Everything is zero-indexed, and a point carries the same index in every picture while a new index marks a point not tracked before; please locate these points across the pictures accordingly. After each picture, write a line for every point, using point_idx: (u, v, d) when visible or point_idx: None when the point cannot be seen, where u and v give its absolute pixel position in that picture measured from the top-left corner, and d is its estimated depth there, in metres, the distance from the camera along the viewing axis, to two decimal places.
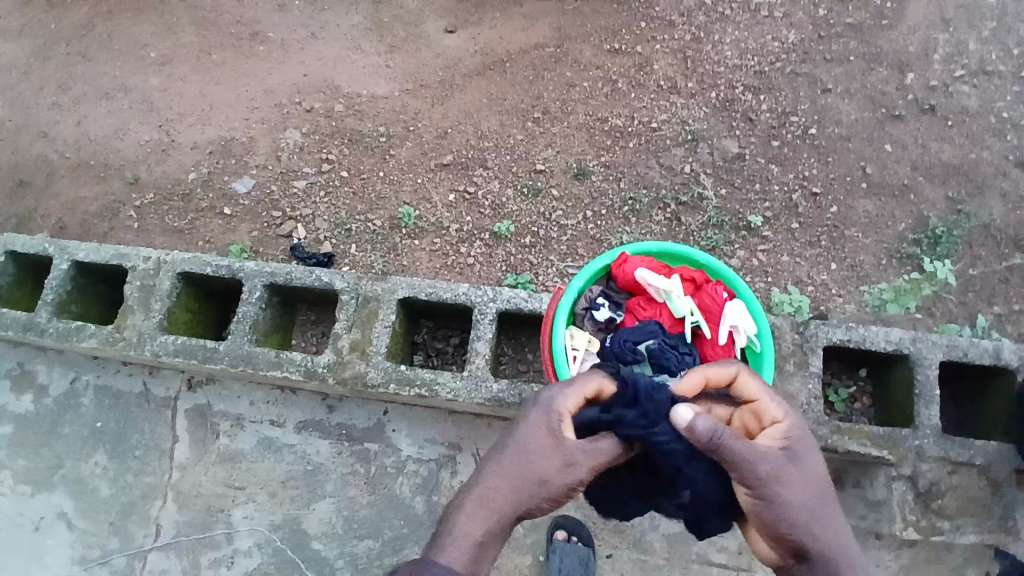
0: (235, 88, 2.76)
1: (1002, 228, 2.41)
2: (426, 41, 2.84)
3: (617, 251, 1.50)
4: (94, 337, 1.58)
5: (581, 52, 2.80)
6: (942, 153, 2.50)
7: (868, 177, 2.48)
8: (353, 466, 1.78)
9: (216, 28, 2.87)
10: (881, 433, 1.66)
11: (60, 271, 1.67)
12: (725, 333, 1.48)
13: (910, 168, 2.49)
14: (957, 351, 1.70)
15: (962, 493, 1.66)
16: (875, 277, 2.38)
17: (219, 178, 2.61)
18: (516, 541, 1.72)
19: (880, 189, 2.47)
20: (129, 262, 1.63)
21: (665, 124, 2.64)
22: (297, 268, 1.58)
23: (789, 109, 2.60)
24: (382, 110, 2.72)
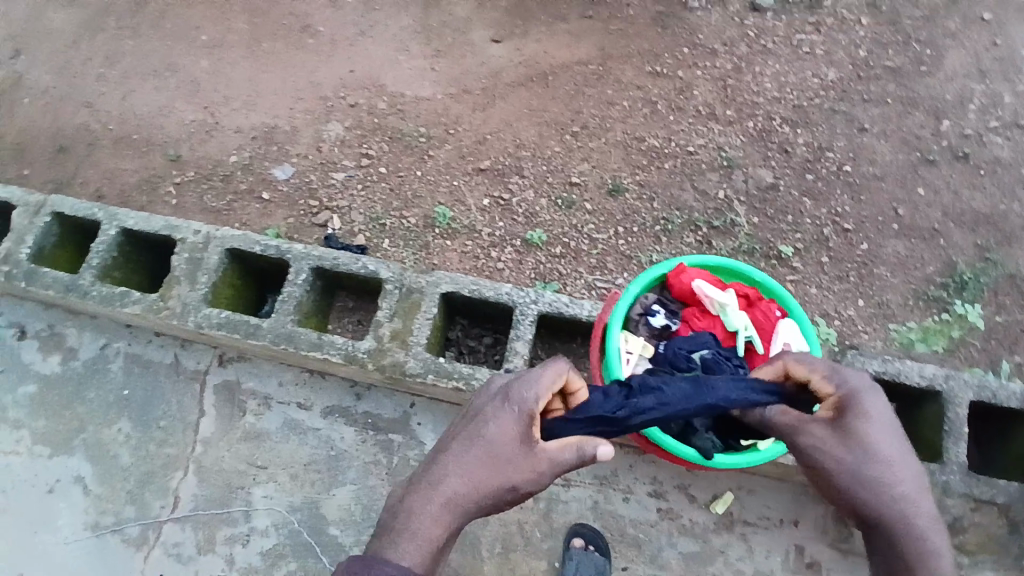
0: (282, 78, 2.82)
1: None
2: (472, 48, 2.89)
3: (676, 261, 1.54)
4: (139, 304, 1.60)
5: (623, 72, 2.85)
6: (973, 200, 2.53)
7: (900, 218, 2.51)
8: (377, 456, 1.80)
9: (269, 17, 2.94)
10: None
11: (109, 236, 1.70)
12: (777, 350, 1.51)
13: (941, 213, 2.51)
14: (987, 392, 1.71)
15: (981, 535, 1.67)
16: (902, 317, 2.39)
17: (260, 164, 2.65)
18: (533, 545, 1.72)
19: (911, 230, 2.50)
20: (179, 234, 1.65)
21: (701, 149, 2.68)
22: (343, 254, 1.61)
23: (825, 145, 2.64)
24: (424, 111, 2.76)
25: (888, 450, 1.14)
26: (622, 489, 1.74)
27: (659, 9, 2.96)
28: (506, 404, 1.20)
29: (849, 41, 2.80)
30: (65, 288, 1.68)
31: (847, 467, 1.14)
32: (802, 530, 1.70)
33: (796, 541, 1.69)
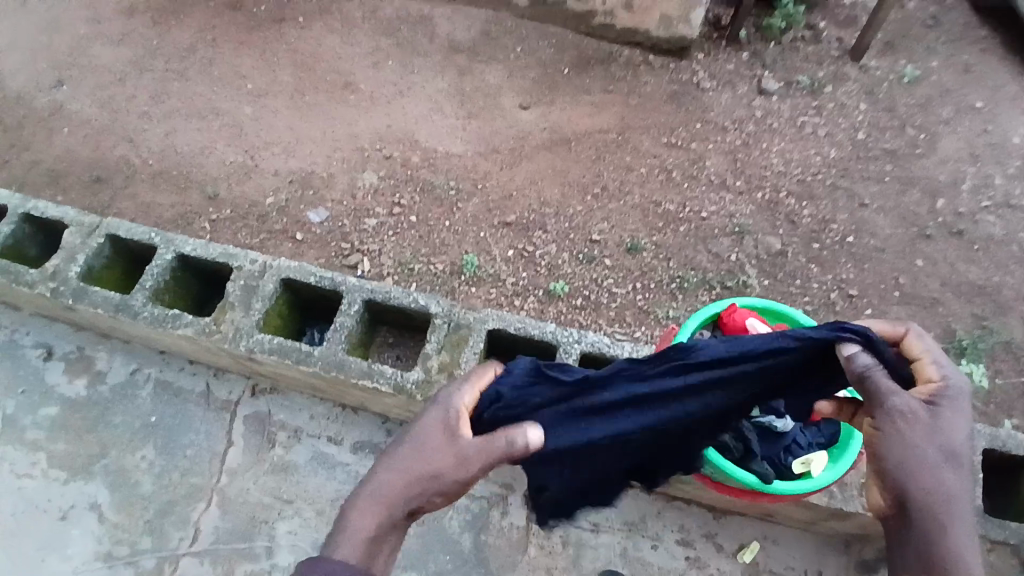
0: (322, 128, 2.99)
1: None
2: (501, 113, 3.10)
3: (726, 299, 1.65)
4: (191, 326, 1.64)
5: (641, 141, 3.06)
6: (969, 273, 2.70)
7: (901, 286, 2.66)
8: None
9: (313, 73, 3.16)
10: None
11: (164, 260, 1.76)
12: None
13: (939, 284, 2.67)
14: (999, 442, 1.78)
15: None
16: None
17: (295, 207, 2.76)
18: None
19: (912, 299, 2.64)
20: (236, 262, 1.73)
21: (714, 215, 2.85)
22: (395, 289, 1.69)
23: (829, 217, 2.82)
24: (455, 167, 2.93)
25: (961, 454, 1.10)
26: (650, 536, 1.75)
27: (674, 87, 3.22)
28: (436, 407, 1.26)
29: (848, 125, 3.06)
30: (114, 307, 1.71)
31: (927, 446, 1.09)
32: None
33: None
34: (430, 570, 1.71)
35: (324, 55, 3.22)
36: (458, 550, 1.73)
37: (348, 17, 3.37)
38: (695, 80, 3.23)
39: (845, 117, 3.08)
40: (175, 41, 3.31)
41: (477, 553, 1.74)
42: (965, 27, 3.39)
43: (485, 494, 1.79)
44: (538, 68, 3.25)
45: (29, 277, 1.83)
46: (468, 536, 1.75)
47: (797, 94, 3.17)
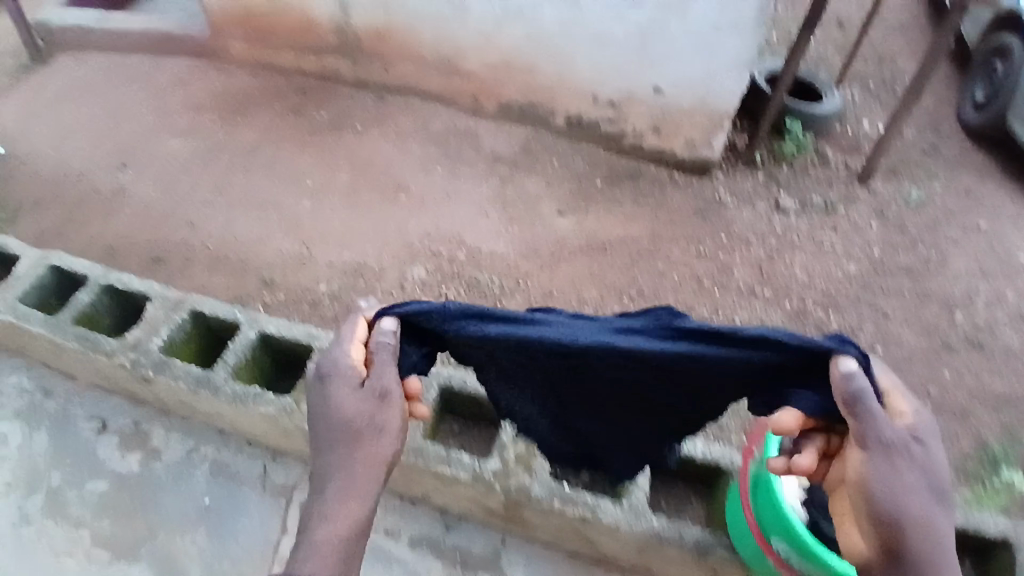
0: (374, 224, 3.19)
1: None
2: (541, 218, 3.34)
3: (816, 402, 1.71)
4: (274, 402, 1.70)
5: (672, 249, 3.27)
6: (996, 385, 2.79)
7: (931, 395, 2.74)
8: None
9: (369, 175, 3.44)
10: None
11: (248, 338, 1.84)
12: None
13: (968, 395, 2.75)
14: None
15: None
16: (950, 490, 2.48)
17: (347, 295, 2.88)
18: None
19: (942, 408, 2.71)
20: (318, 343, 1.81)
21: (745, 321, 2.98)
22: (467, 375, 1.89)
23: (854, 327, 2.96)
24: (498, 265, 3.10)
25: (936, 492, 1.19)
26: None
27: (700, 202, 3.48)
28: (334, 376, 1.43)
29: (863, 242, 3.29)
30: (196, 380, 1.77)
31: (911, 478, 1.17)
32: None
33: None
34: None
35: (380, 160, 3.51)
36: None
37: (396, 127, 3.71)
38: (718, 196, 3.50)
39: (859, 235, 3.32)
40: (243, 145, 3.65)
41: None
42: (965, 158, 3.74)
43: None
44: (573, 179, 3.52)
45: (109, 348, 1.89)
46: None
47: (810, 213, 3.44)
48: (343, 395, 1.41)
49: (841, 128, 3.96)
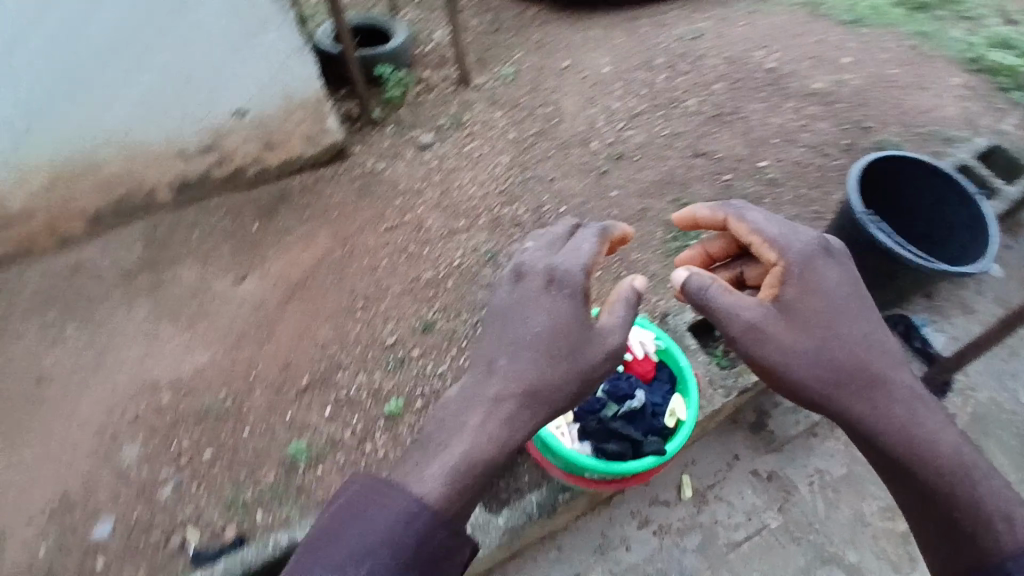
0: (42, 442, 2.41)
1: (682, 185, 3.20)
2: (220, 300, 2.86)
3: None
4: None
5: (366, 239, 3.05)
6: (684, 140, 3.37)
7: (614, 185, 3.23)
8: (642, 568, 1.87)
9: (26, 358, 2.63)
10: None
11: None
12: (639, 351, 1.62)
13: (654, 173, 3.26)
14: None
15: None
16: (693, 236, 3.03)
17: (71, 542, 2.18)
18: (628, 552, 1.89)
19: (657, 186, 3.21)
20: None
21: (464, 258, 2.99)
22: None
23: (539, 204, 3.16)
24: (213, 378, 2.63)
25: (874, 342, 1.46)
26: (621, 542, 1.91)
27: (343, 172, 3.27)
28: (533, 308, 1.49)
29: (519, 110, 3.53)
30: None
31: (859, 350, 1.44)
32: (794, 458, 2.06)
33: (800, 503, 1.99)
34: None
35: (66, 308, 2.77)
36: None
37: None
38: (354, 130, 3.47)
39: (489, 119, 3.50)
40: None
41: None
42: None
43: (647, 553, 1.89)
44: None
45: None
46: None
47: (438, 143, 3.40)
48: (518, 302, 1.52)
49: (418, 50, 3.90)
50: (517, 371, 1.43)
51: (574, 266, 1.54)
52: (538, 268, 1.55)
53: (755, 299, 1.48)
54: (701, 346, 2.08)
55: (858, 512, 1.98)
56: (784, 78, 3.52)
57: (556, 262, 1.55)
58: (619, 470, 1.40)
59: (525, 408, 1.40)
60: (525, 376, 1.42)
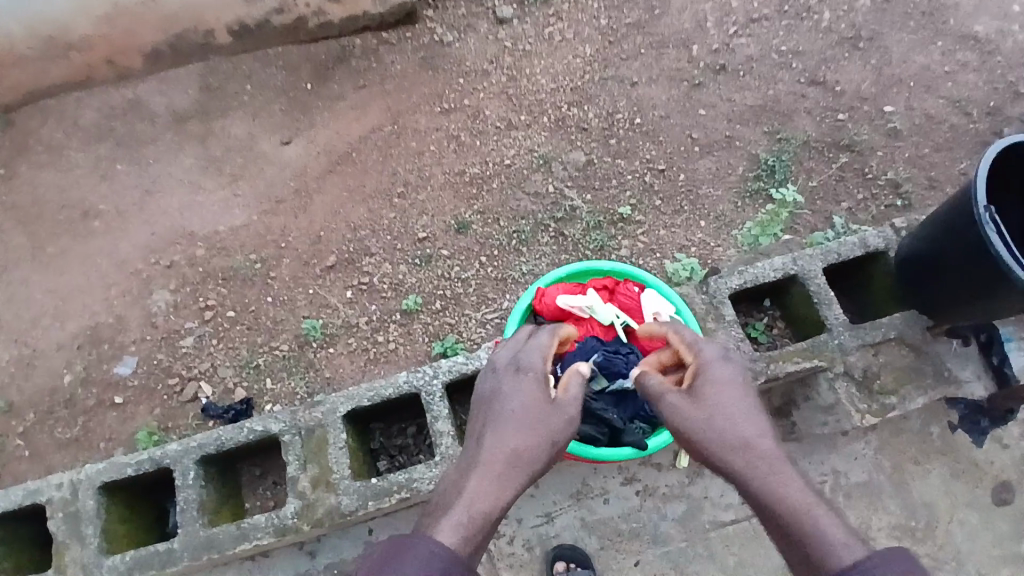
0: (83, 271, 2.53)
1: (784, 120, 2.72)
2: (265, 159, 2.73)
3: (532, 288, 1.48)
4: (261, 540, 1.39)
5: (417, 120, 2.78)
6: (803, 63, 2.80)
7: (704, 103, 2.76)
8: (615, 529, 1.78)
9: (77, 187, 2.69)
10: (817, 293, 1.63)
11: (293, 505, 1.43)
12: (651, 323, 1.50)
13: (755, 96, 2.76)
14: (833, 256, 1.68)
15: (893, 371, 1.60)
16: (781, 181, 2.59)
17: (97, 369, 2.34)
18: (605, 509, 1.79)
19: (754, 114, 2.73)
20: (269, 521, 1.41)
21: (516, 158, 2.69)
22: (369, 388, 1.55)
23: (612, 109, 2.76)
24: (245, 239, 2.59)
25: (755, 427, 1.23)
26: (600, 495, 1.80)
27: (407, 38, 2.93)
28: (503, 399, 1.22)
29: None
30: (70, 525, 1.38)
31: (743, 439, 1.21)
32: (815, 452, 1.85)
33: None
34: (657, 549, 1.76)
35: (118, 142, 2.77)
36: (671, 551, 1.76)
37: (36, 153, 2.76)
38: None
39: None
40: None
41: (673, 551, 1.76)
42: None
43: (622, 513, 1.79)
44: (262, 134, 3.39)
45: (259, 516, 1.40)
46: (537, 552, 1.76)
47: (521, 19, 2.93)
48: (484, 396, 1.26)
49: None
50: (500, 437, 1.16)
51: (536, 356, 1.30)
52: (501, 364, 1.31)
53: (663, 392, 1.30)
54: (741, 318, 1.81)
55: (865, 524, 1.83)
56: (941, 12, 2.85)
57: (516, 356, 1.31)
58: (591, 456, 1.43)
59: (512, 482, 1.13)
60: (508, 447, 1.15)
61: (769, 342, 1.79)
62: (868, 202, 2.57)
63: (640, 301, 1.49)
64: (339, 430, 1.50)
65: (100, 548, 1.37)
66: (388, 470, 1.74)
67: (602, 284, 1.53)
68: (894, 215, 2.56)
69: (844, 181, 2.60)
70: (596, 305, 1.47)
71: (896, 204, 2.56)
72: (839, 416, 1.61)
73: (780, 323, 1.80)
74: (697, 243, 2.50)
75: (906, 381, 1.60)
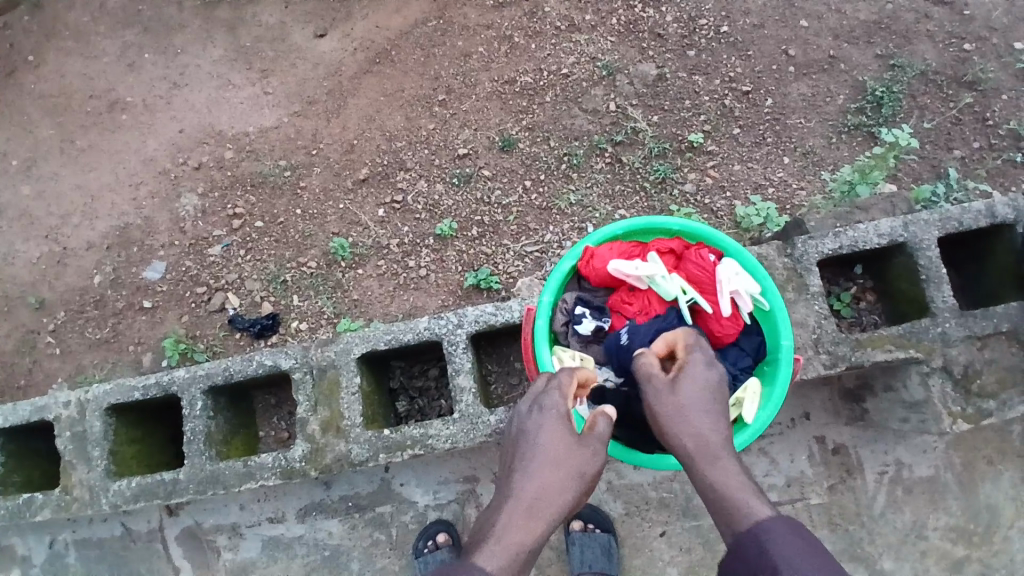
0: (113, 169, 2.44)
1: (905, 39, 2.24)
2: (298, 54, 2.48)
3: (578, 247, 1.26)
4: (266, 481, 1.32)
5: (466, 15, 2.43)
6: None
7: (809, 12, 2.29)
8: (642, 496, 1.66)
9: (103, 76, 2.54)
10: (927, 269, 1.35)
11: (301, 448, 1.34)
12: (728, 302, 1.21)
13: (872, 7, 2.27)
14: (952, 224, 1.38)
15: (999, 372, 1.34)
16: (889, 116, 2.17)
17: (127, 272, 2.33)
18: (633, 475, 1.67)
19: (869, 29, 2.25)
20: (275, 463, 1.33)
21: (575, 67, 2.34)
22: (387, 330, 1.39)
23: (695, 13, 2.33)
24: (276, 143, 2.41)
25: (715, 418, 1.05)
26: None
27: None
28: (525, 447, 1.02)
29: None
30: (77, 446, 1.35)
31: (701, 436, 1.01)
32: (878, 440, 1.67)
33: (860, 491, 1.67)
34: (684, 521, 1.64)
35: (145, 27, 2.56)
36: (699, 526, 1.64)
37: (63, 38, 2.58)
38: None
39: None
40: None
41: (702, 526, 1.64)
42: None
43: (652, 480, 1.66)
44: None
45: (268, 456, 1.33)
46: None
47: None
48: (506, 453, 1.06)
49: None
50: (523, 477, 0.99)
51: (555, 390, 1.07)
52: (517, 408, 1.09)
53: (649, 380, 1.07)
54: (823, 285, 1.56)
55: (919, 521, 1.65)
56: None
57: (530, 395, 1.09)
58: (634, 459, 1.20)
59: (537, 525, 0.96)
60: (533, 489, 0.98)
61: (854, 317, 1.54)
62: (990, 150, 2.14)
63: (716, 273, 1.22)
64: (352, 374, 1.36)
65: (106, 471, 1.34)
66: (407, 412, 1.60)
67: (669, 247, 1.28)
68: (1012, 172, 2.12)
69: (966, 123, 2.16)
70: (659, 274, 1.22)
71: (1015, 158, 2.12)
72: (924, 415, 1.38)
73: (870, 294, 1.54)
74: (776, 183, 2.16)
75: (1014, 381, 1.33)
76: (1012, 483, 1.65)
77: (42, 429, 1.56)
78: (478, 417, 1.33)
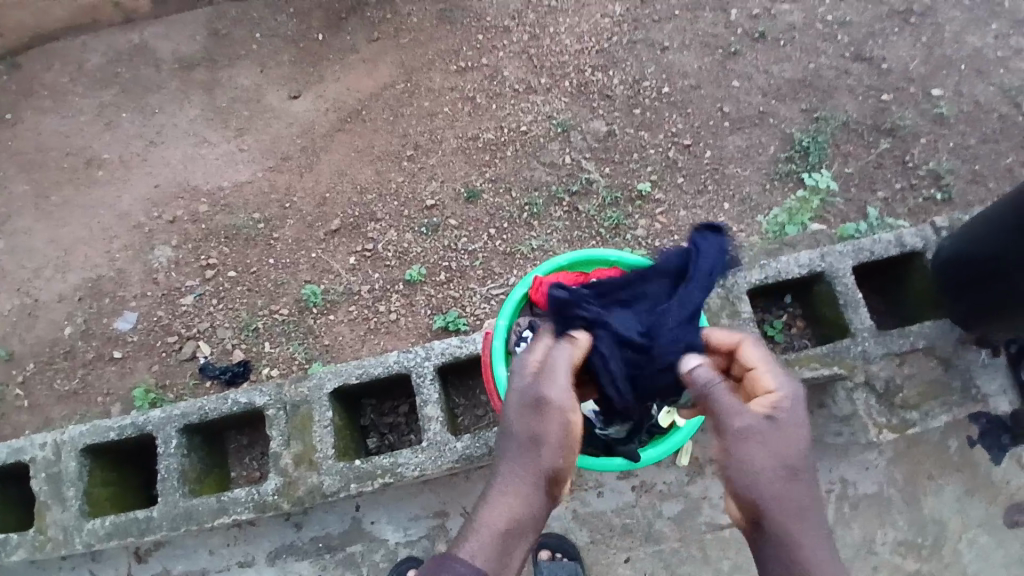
0: (87, 223, 2.50)
1: (824, 97, 2.52)
2: (273, 114, 2.63)
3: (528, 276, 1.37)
4: (240, 515, 1.35)
5: (431, 79, 2.64)
6: (848, 36, 2.58)
7: (740, 74, 2.56)
8: (607, 523, 1.73)
9: (80, 136, 2.63)
10: (845, 294, 1.52)
11: (275, 482, 1.38)
12: None
13: (794, 70, 2.56)
14: (865, 254, 1.56)
15: (919, 385, 1.49)
16: (816, 164, 2.42)
17: (97, 324, 2.36)
18: (597, 502, 1.74)
19: (792, 89, 2.53)
20: (247, 498, 1.37)
21: (533, 125, 2.55)
22: (358, 365, 1.47)
23: (639, 76, 2.58)
24: (250, 197, 2.51)
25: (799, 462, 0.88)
26: (594, 486, 1.74)
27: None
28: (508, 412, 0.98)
29: None
30: (51, 488, 1.37)
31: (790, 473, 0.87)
32: (823, 459, 1.79)
33: None
34: (648, 546, 1.71)
35: (123, 90, 2.68)
36: (662, 550, 1.71)
37: (42, 99, 2.68)
38: None
39: None
40: None
41: (664, 550, 1.71)
42: None
43: (616, 507, 1.73)
44: None
45: (240, 491, 1.37)
46: None
47: None
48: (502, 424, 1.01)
49: None
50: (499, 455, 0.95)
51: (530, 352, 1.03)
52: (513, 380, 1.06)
53: (738, 411, 0.88)
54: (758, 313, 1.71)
55: (868, 535, 1.76)
56: None
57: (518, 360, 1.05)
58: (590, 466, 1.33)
59: (514, 503, 0.91)
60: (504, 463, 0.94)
61: (787, 342, 1.69)
62: (908, 192, 2.39)
63: None
64: (325, 409, 1.43)
65: (79, 512, 1.36)
66: (378, 448, 1.66)
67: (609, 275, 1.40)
68: (929, 210, 2.37)
69: (885, 168, 2.42)
70: None
71: (935, 196, 2.37)
72: (856, 428, 1.52)
73: (800, 320, 1.70)
74: None
75: (930, 393, 1.49)
76: (950, 493, 1.78)
77: (10, 477, 1.56)
78: (444, 444, 1.40)
